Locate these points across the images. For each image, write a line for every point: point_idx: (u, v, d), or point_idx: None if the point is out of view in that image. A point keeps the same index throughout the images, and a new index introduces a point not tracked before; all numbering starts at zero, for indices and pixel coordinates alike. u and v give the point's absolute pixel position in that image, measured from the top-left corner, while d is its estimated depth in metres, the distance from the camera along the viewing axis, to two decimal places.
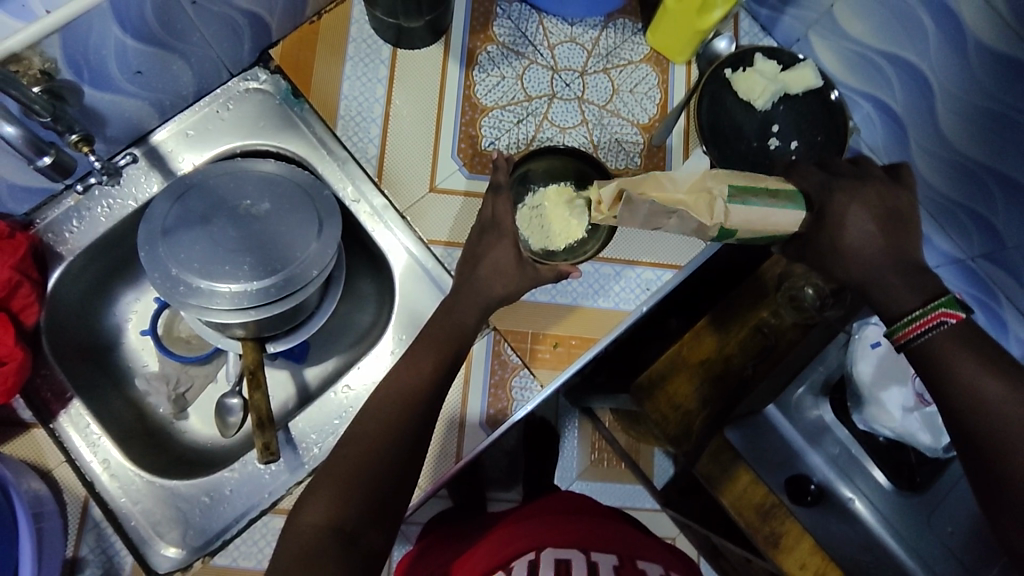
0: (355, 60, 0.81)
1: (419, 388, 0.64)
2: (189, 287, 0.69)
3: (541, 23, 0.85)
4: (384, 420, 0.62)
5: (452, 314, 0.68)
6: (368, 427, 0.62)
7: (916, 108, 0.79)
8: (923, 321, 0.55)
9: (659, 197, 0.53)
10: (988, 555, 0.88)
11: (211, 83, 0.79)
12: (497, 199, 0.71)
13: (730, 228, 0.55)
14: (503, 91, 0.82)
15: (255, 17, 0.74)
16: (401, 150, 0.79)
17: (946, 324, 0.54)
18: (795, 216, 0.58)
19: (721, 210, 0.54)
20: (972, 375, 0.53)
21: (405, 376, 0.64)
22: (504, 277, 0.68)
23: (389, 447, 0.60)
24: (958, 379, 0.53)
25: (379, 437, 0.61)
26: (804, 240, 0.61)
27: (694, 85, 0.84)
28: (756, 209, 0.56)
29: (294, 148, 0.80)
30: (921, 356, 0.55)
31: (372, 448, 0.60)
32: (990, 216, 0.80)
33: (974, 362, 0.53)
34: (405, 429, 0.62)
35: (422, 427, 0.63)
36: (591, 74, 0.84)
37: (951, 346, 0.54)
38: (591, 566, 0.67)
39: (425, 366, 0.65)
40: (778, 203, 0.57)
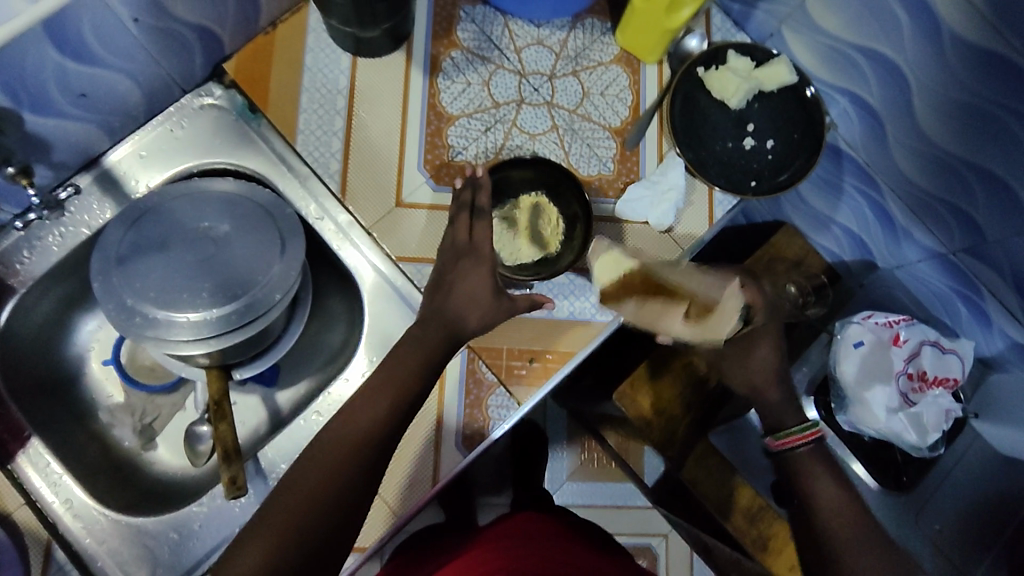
0: (313, 71, 0.78)
1: (367, 430, 0.60)
2: (146, 318, 0.67)
3: (506, 26, 0.82)
4: (326, 463, 0.58)
5: (418, 344, 0.64)
6: (310, 471, 0.58)
7: (893, 103, 0.77)
8: (799, 434, 0.71)
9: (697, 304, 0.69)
10: (977, 549, 0.89)
11: (164, 100, 0.76)
12: (475, 222, 0.68)
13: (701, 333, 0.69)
14: (469, 98, 0.79)
15: (205, 32, 0.71)
16: (364, 163, 0.77)
17: (816, 439, 0.71)
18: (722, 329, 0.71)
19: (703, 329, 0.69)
20: (819, 481, 0.68)
21: (362, 412, 0.61)
22: (478, 309, 0.65)
23: (330, 497, 0.57)
24: (813, 480, 0.68)
25: (319, 482, 0.57)
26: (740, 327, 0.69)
27: (666, 85, 0.82)
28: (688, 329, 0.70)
29: (253, 166, 0.77)
30: (790, 459, 0.71)
31: (312, 496, 0.57)
32: (971, 211, 0.78)
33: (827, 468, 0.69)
34: (348, 473, 0.58)
35: (373, 467, 0.60)
36: (559, 78, 0.82)
37: (814, 461, 0.69)
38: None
39: (380, 403, 0.61)
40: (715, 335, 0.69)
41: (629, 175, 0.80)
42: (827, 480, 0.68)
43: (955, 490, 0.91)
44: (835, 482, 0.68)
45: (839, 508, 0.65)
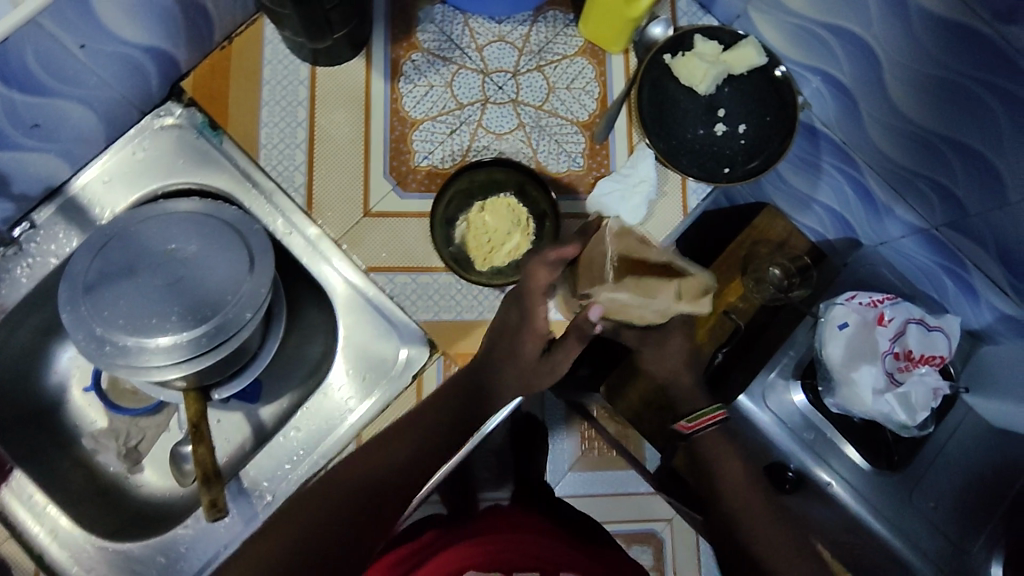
0: (272, 83, 0.77)
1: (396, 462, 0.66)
2: (117, 345, 0.66)
3: (467, 24, 0.80)
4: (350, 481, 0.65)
5: (441, 399, 0.70)
6: (339, 484, 0.65)
7: (864, 79, 0.75)
8: (705, 418, 0.88)
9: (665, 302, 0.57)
10: (974, 525, 0.88)
11: (123, 124, 0.75)
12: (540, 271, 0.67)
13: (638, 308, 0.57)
14: (432, 101, 0.78)
15: (157, 51, 0.70)
16: (329, 175, 0.76)
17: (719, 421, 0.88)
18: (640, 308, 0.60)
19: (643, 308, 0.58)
20: (722, 457, 0.86)
21: (374, 454, 0.67)
22: (525, 374, 0.69)
23: (347, 512, 0.62)
24: (721, 458, 0.86)
25: (341, 497, 0.63)
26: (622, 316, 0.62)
27: (633, 75, 0.80)
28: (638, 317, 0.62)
29: (218, 184, 0.76)
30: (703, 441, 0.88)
31: (315, 514, 0.62)
32: (951, 185, 0.76)
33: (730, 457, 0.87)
34: (363, 496, 0.64)
35: (379, 507, 0.64)
36: (524, 74, 0.80)
37: (719, 441, 0.88)
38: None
39: (392, 449, 0.67)
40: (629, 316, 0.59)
41: (599, 170, 0.79)
42: (730, 460, 0.86)
43: (950, 466, 0.90)
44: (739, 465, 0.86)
45: (733, 475, 0.85)
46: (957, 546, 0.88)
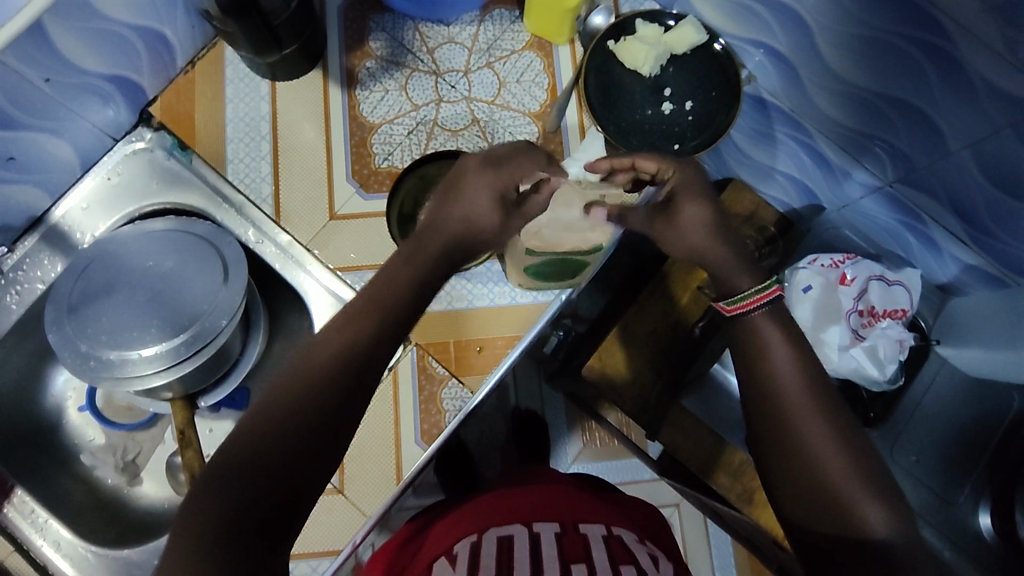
0: (235, 101, 0.80)
1: (358, 347, 0.53)
2: (100, 360, 0.70)
3: (418, 31, 0.84)
4: (310, 380, 0.51)
5: (383, 287, 0.57)
6: (300, 392, 0.50)
7: (800, 48, 0.76)
8: (753, 298, 0.61)
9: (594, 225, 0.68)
10: (958, 476, 0.89)
11: (97, 152, 0.79)
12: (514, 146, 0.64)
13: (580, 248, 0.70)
14: (388, 105, 0.81)
15: (121, 79, 0.74)
16: (295, 184, 0.79)
17: (771, 304, 0.61)
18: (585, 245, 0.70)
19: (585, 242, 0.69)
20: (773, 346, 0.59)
21: (316, 368, 0.51)
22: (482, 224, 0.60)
23: (325, 404, 0.51)
24: (764, 340, 0.60)
25: (306, 399, 0.50)
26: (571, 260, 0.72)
27: (579, 65, 0.83)
28: (581, 263, 0.73)
29: (191, 202, 0.80)
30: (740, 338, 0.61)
31: (276, 451, 0.48)
32: (895, 140, 0.78)
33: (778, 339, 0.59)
34: (332, 389, 0.51)
35: (338, 416, 0.51)
36: (475, 71, 0.83)
37: (771, 325, 0.60)
38: (533, 541, 0.60)
39: (332, 351, 0.52)
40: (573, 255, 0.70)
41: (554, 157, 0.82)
42: (779, 340, 0.60)
43: (931, 418, 0.91)
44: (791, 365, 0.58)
45: (792, 367, 0.58)
46: (943, 499, 0.89)
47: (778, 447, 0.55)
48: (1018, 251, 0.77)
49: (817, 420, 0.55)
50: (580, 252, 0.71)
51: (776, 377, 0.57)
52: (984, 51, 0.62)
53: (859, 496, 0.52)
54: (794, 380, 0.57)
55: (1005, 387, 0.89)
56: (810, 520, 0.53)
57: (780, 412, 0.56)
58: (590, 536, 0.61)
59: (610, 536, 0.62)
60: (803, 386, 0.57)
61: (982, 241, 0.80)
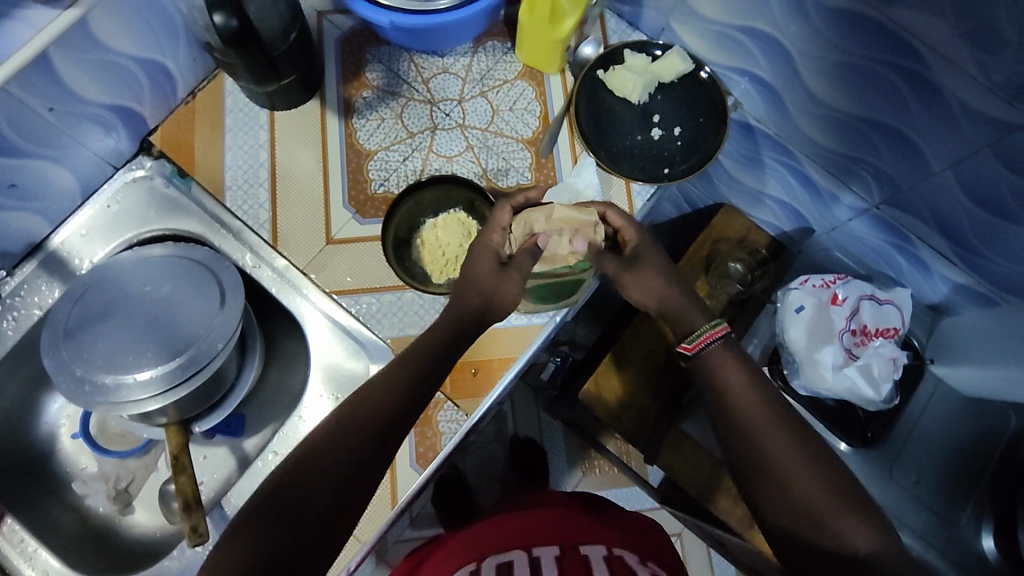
0: (234, 130, 0.82)
1: (387, 403, 0.62)
2: (95, 384, 0.70)
3: (413, 62, 0.86)
4: (340, 433, 0.60)
5: (389, 379, 0.64)
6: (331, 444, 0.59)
7: (783, 75, 0.78)
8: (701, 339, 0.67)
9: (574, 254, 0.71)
10: (958, 497, 0.88)
11: (98, 180, 0.81)
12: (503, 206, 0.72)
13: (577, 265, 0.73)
14: (384, 133, 0.83)
15: (123, 109, 0.76)
16: (292, 210, 0.80)
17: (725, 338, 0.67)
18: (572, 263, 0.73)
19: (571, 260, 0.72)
20: (732, 379, 0.64)
21: (325, 450, 0.59)
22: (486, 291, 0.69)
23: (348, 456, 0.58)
24: (724, 372, 0.65)
25: (332, 449, 0.58)
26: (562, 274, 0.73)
27: (570, 92, 0.85)
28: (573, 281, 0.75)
29: (190, 228, 0.81)
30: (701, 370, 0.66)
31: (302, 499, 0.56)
32: (878, 162, 0.80)
33: (736, 373, 0.64)
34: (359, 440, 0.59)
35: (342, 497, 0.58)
36: (469, 100, 0.85)
37: (724, 355, 0.66)
38: (532, 566, 0.61)
39: (345, 432, 0.60)
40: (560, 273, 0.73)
41: (546, 181, 0.83)
42: (735, 368, 0.65)
43: (929, 438, 0.91)
44: (751, 393, 0.63)
45: (749, 395, 0.63)
46: (945, 520, 0.88)
47: (759, 470, 0.59)
48: (1004, 269, 0.78)
49: (792, 450, 0.58)
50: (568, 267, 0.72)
51: (738, 411, 0.62)
52: (960, 74, 0.64)
53: (837, 514, 0.55)
54: (757, 407, 0.62)
55: (1001, 405, 0.89)
56: (795, 550, 0.55)
57: (747, 439, 0.60)
58: (591, 557, 0.63)
59: (612, 557, 0.63)
60: (768, 411, 0.61)
61: (968, 260, 0.82)
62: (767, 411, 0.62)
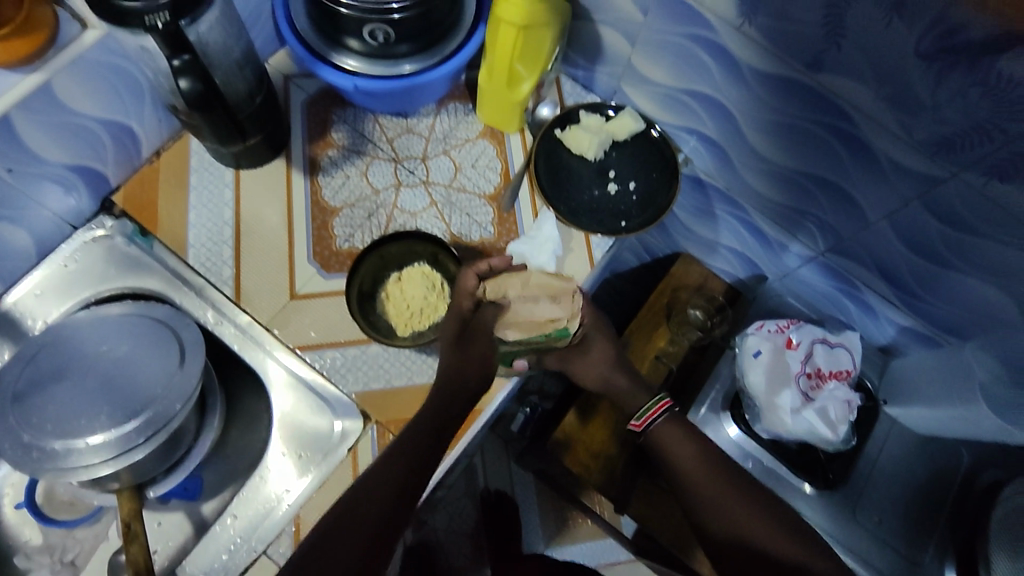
0: (199, 189, 0.83)
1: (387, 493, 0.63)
2: (44, 450, 0.68)
3: (377, 123, 0.89)
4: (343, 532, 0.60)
5: (385, 469, 0.65)
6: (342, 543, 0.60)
7: (728, 133, 0.84)
8: (650, 413, 0.76)
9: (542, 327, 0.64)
10: (920, 535, 0.90)
11: (56, 239, 0.80)
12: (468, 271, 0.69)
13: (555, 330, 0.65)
14: (349, 190, 0.86)
15: (85, 169, 0.77)
16: (255, 266, 0.81)
17: (670, 409, 0.76)
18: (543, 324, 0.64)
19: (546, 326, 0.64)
20: (677, 444, 0.73)
21: (343, 531, 0.60)
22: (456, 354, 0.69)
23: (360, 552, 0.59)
24: (673, 445, 0.74)
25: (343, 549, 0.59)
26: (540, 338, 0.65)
27: (529, 150, 0.89)
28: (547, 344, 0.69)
29: (151, 286, 0.81)
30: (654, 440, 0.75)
31: None
32: (821, 213, 0.85)
33: (685, 442, 0.74)
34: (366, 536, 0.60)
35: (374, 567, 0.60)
36: (432, 158, 0.89)
37: (670, 425, 0.75)
38: None
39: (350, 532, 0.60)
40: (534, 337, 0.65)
41: (508, 235, 0.86)
42: (683, 441, 0.74)
43: (887, 477, 0.93)
44: (700, 461, 0.72)
45: (700, 465, 0.72)
46: (909, 560, 0.89)
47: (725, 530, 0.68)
48: (942, 311, 0.83)
49: (735, 500, 0.69)
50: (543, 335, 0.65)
51: (693, 478, 0.71)
52: (888, 135, 0.69)
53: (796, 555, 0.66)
54: (708, 475, 0.71)
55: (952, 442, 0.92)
56: None
57: (707, 505, 0.70)
58: None
59: None
60: (720, 474, 0.71)
61: (909, 304, 0.86)
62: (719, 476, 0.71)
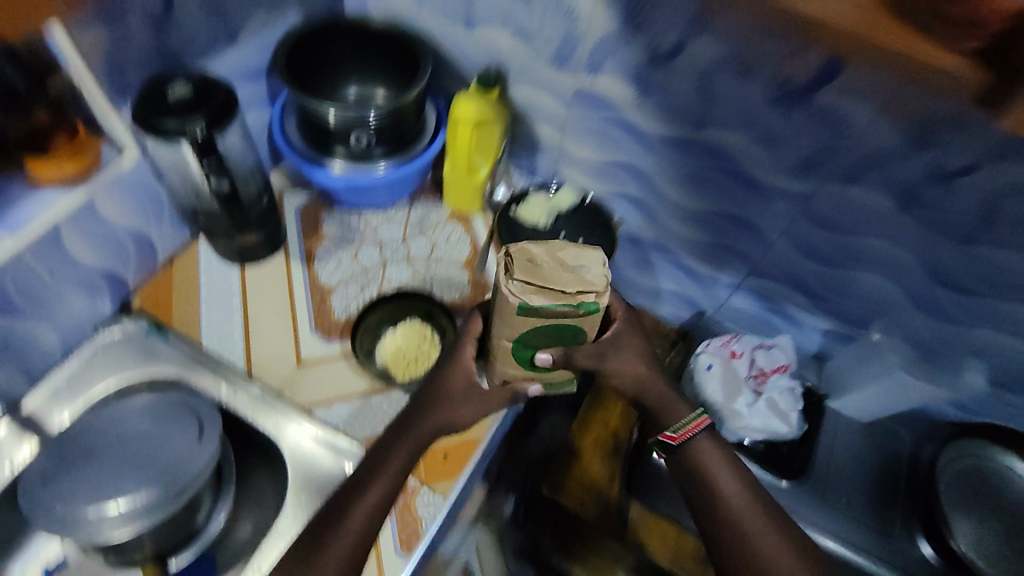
0: (210, 285, 0.95)
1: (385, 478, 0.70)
2: (78, 519, 0.72)
3: (362, 217, 1.05)
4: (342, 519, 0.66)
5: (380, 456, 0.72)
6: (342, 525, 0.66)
7: (648, 190, 1.03)
8: (689, 428, 0.76)
9: (564, 294, 0.51)
10: (887, 511, 0.99)
11: (78, 339, 0.88)
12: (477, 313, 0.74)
13: (585, 304, 0.52)
14: (342, 271, 0.99)
15: (111, 273, 0.88)
16: (265, 342, 0.91)
17: (707, 427, 0.77)
18: (575, 289, 0.51)
19: (572, 294, 0.51)
20: (716, 469, 0.74)
21: (346, 513, 0.67)
22: None
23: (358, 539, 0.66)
24: (711, 465, 0.74)
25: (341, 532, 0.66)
26: (558, 318, 0.53)
27: (491, 225, 1.06)
28: (578, 327, 0.55)
29: (167, 371, 0.89)
30: (687, 456, 0.75)
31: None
32: (735, 244, 1.02)
33: (718, 459, 0.75)
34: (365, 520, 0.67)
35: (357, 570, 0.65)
36: (411, 239, 1.04)
37: (707, 445, 0.76)
38: None
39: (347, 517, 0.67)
40: (554, 309, 0.52)
41: (482, 292, 0.99)
42: (722, 462, 0.75)
43: (846, 465, 1.03)
44: (736, 481, 0.73)
45: (735, 486, 0.73)
46: (884, 536, 0.97)
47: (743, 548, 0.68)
48: (849, 308, 0.99)
49: (761, 523, 0.70)
50: (567, 305, 0.51)
51: (724, 497, 0.72)
52: (767, 167, 0.87)
53: None
54: (738, 495, 0.72)
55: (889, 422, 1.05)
56: None
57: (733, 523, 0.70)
58: None
59: None
60: (748, 495, 0.73)
61: (822, 307, 1.02)
62: (750, 499, 0.72)
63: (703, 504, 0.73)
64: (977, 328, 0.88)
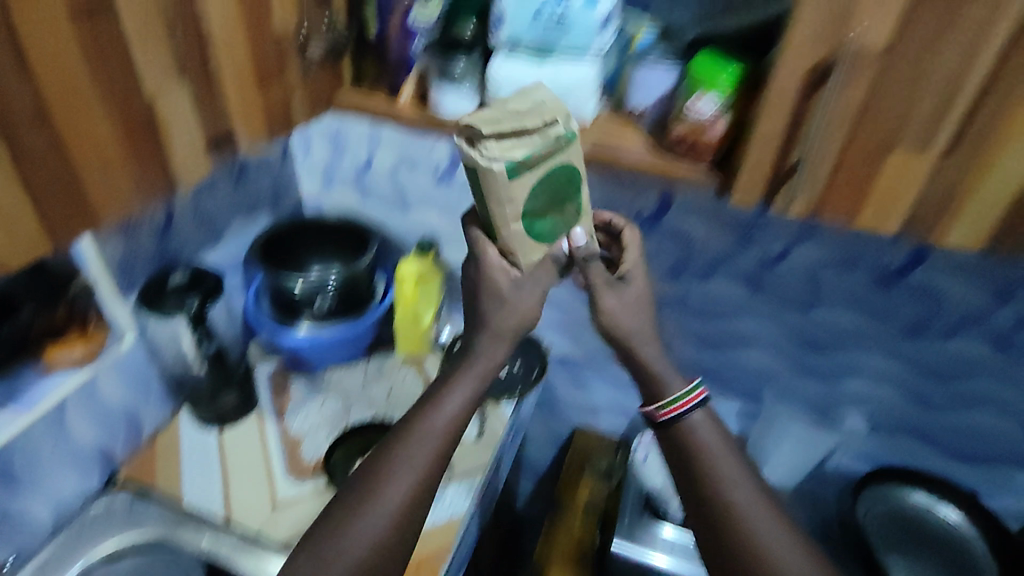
0: (191, 453, 1.04)
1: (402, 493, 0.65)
2: None
3: (326, 375, 1.17)
4: None
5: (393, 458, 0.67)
6: None
7: (565, 318, 1.22)
8: (683, 402, 0.71)
9: (539, 143, 0.63)
10: None
11: (68, 514, 0.96)
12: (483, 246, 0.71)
13: (563, 141, 0.64)
14: (310, 423, 1.10)
15: (103, 449, 0.98)
16: (243, 495, 0.99)
17: (701, 403, 0.72)
18: (543, 135, 0.63)
19: (547, 137, 0.63)
20: (720, 454, 0.69)
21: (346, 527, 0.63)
22: None
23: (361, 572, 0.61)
24: (705, 445, 0.69)
25: None
26: (549, 157, 0.63)
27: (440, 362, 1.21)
28: (570, 167, 0.67)
29: (148, 537, 0.92)
30: (679, 435, 0.71)
31: None
32: None
33: (712, 438, 0.70)
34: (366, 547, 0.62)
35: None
36: (371, 387, 1.16)
37: (702, 424, 0.71)
38: None
39: None
40: (539, 165, 0.63)
41: None
42: (717, 444, 0.69)
43: None
44: (731, 462, 0.68)
45: (729, 470, 0.68)
46: None
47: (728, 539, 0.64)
48: (748, 387, 1.15)
49: (755, 507, 0.65)
50: (542, 150, 0.63)
51: (717, 480, 0.67)
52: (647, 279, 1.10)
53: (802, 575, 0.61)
54: (733, 476, 0.67)
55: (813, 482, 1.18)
56: None
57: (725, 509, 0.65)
58: None
59: None
60: (745, 475, 0.68)
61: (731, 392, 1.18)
62: (746, 483, 0.67)
63: (689, 486, 0.68)
64: (847, 380, 1.07)
